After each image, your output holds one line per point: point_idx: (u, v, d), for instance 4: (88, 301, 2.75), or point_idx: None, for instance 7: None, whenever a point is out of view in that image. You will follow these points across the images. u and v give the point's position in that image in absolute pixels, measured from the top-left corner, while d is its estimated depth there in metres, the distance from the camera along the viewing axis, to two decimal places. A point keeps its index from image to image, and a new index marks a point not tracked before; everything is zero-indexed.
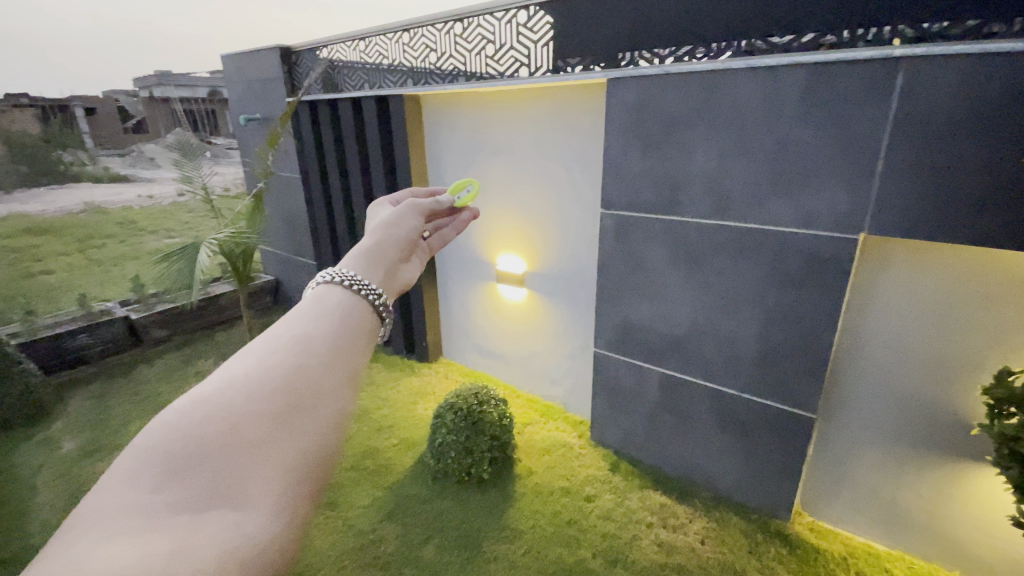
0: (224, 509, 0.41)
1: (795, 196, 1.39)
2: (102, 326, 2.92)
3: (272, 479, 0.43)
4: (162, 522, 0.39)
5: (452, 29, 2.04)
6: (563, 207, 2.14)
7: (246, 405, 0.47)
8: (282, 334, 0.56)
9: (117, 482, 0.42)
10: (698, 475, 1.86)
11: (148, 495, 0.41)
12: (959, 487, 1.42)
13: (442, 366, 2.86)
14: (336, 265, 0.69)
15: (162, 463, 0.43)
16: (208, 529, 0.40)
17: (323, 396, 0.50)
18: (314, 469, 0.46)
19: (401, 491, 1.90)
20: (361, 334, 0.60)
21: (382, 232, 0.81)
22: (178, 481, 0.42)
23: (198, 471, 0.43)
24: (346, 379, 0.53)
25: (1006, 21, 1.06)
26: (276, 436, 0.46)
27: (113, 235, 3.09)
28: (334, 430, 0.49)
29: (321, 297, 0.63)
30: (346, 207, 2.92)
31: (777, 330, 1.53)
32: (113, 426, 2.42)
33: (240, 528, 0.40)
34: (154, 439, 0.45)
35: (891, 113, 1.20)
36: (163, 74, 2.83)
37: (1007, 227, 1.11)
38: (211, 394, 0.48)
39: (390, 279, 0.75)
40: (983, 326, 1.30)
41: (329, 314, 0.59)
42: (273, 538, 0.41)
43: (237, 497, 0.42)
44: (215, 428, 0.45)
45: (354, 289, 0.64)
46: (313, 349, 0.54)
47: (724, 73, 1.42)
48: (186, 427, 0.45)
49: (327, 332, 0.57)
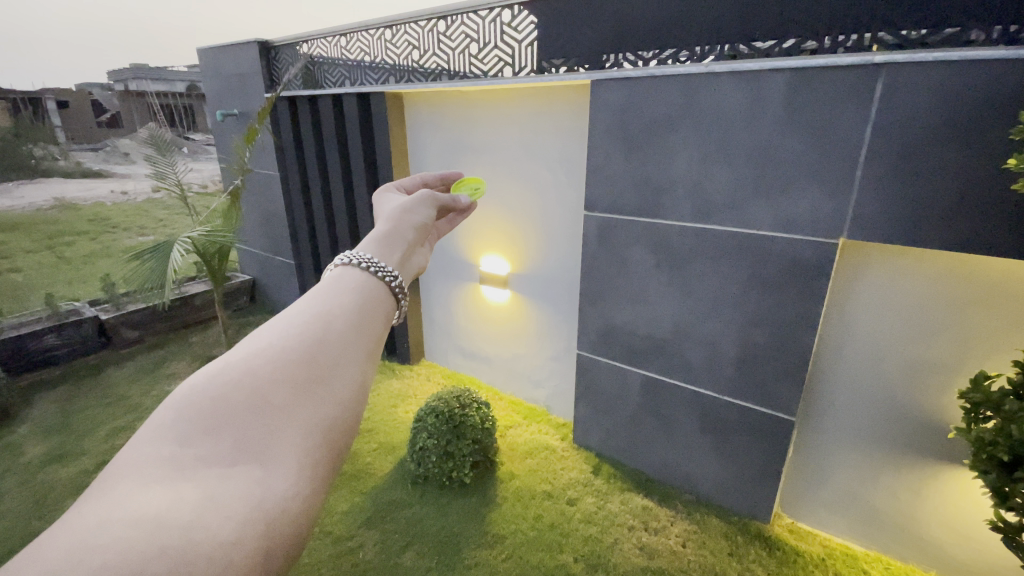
0: (251, 466, 0.43)
1: (776, 201, 1.40)
2: (70, 327, 2.81)
3: (296, 442, 0.45)
4: (195, 474, 0.42)
5: (435, 26, 2.01)
6: (547, 208, 2.13)
7: (272, 372, 0.48)
8: (305, 307, 0.57)
9: (151, 436, 0.44)
10: (678, 478, 1.86)
11: (180, 448, 0.43)
12: (934, 488, 1.45)
13: (423, 368, 2.82)
14: (353, 248, 0.67)
15: (193, 420, 0.44)
16: (236, 484, 0.42)
17: (344, 367, 0.52)
18: (334, 436, 0.48)
19: (380, 496, 1.86)
20: (379, 312, 0.60)
21: (397, 217, 0.78)
22: (208, 438, 0.44)
23: (226, 429, 0.44)
24: (365, 354, 0.55)
25: (984, 29, 1.09)
26: (299, 402, 0.47)
27: (84, 233, 2.96)
28: (353, 401, 0.51)
29: (337, 277, 0.62)
30: (325, 206, 2.87)
31: (757, 333, 1.54)
32: (81, 430, 2.33)
33: (266, 484, 0.42)
34: (185, 398, 0.46)
35: (872, 119, 1.21)
36: (138, 67, 2.77)
37: (983, 232, 1.13)
38: (236, 361, 0.50)
39: (406, 264, 0.72)
40: (959, 329, 1.32)
41: (347, 291, 0.59)
42: (296, 497, 0.43)
43: (263, 456, 0.44)
44: (242, 391, 0.46)
45: (370, 270, 0.63)
46: (334, 322, 0.55)
47: (708, 77, 1.42)
48: (216, 388, 0.46)
49: (346, 307, 0.58)
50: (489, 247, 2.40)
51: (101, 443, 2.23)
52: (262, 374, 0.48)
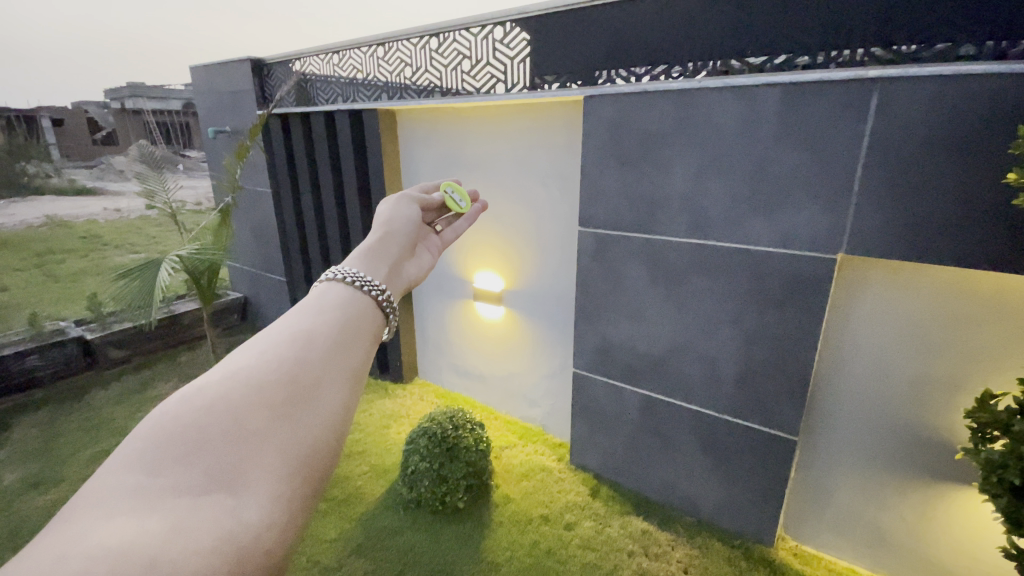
0: (222, 496, 0.40)
1: (771, 216, 1.39)
2: (54, 347, 2.76)
3: (272, 469, 0.42)
4: (163, 504, 0.38)
5: (428, 44, 2.01)
6: (541, 223, 2.11)
7: (249, 397, 0.45)
8: (285, 329, 0.54)
9: (120, 465, 0.41)
10: (680, 499, 1.81)
11: (148, 478, 0.39)
12: (942, 510, 1.41)
13: (416, 387, 2.77)
14: (340, 264, 0.65)
15: (163, 448, 0.41)
16: (205, 515, 0.38)
17: (324, 391, 0.49)
18: (312, 462, 0.45)
19: (372, 523, 1.80)
20: (363, 334, 0.57)
21: (382, 230, 0.78)
22: (180, 465, 0.40)
23: (197, 457, 0.41)
24: (348, 377, 0.52)
25: (978, 43, 1.08)
26: (275, 428, 0.44)
27: (73, 250, 2.93)
28: (334, 427, 0.48)
29: (319, 296, 0.60)
30: (317, 221, 2.83)
31: (757, 350, 1.51)
32: (62, 455, 2.25)
33: (238, 514, 0.39)
34: (156, 425, 0.43)
35: (868, 133, 1.20)
36: (134, 87, 2.76)
37: (983, 248, 1.11)
38: (211, 385, 0.46)
39: (394, 275, 0.71)
40: (961, 346, 1.30)
41: (330, 313, 0.57)
42: (270, 527, 0.40)
43: (238, 484, 0.41)
44: (217, 417, 0.43)
45: (355, 285, 0.62)
46: (316, 345, 0.52)
47: (700, 92, 1.41)
48: (190, 414, 0.43)
49: (328, 328, 0.55)
50: (482, 263, 2.37)
51: (83, 468, 2.17)
52: (239, 399, 0.45)
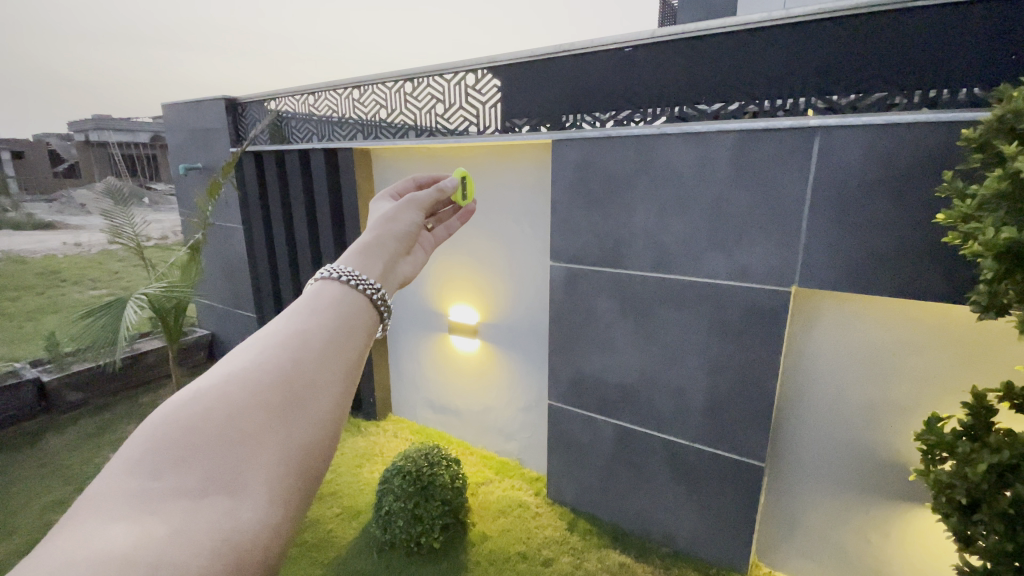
0: (221, 497, 0.37)
1: (729, 252, 1.47)
2: (6, 391, 2.62)
3: (269, 469, 0.39)
4: (163, 507, 0.35)
5: (402, 88, 2.08)
6: (514, 257, 2.16)
7: (246, 397, 0.41)
8: (280, 325, 0.48)
9: (120, 468, 0.38)
10: (654, 530, 1.82)
11: (148, 481, 0.36)
12: (903, 531, 1.47)
13: (391, 424, 2.73)
14: (334, 261, 0.58)
15: (160, 451, 0.38)
16: (204, 518, 0.35)
17: (322, 389, 0.44)
18: (309, 461, 0.41)
19: (344, 567, 1.75)
20: (361, 328, 0.52)
21: (381, 226, 0.68)
22: (178, 468, 0.37)
23: (196, 459, 0.38)
24: (346, 373, 0.47)
25: (906, 94, 1.19)
26: (271, 426, 0.40)
27: (30, 287, 2.80)
28: (333, 424, 0.44)
29: (314, 294, 0.53)
30: (290, 256, 2.82)
31: (722, 379, 1.57)
32: (11, 506, 2.11)
33: (238, 516, 0.36)
34: (156, 427, 0.40)
35: (812, 175, 1.30)
36: (100, 118, 2.72)
37: (920, 280, 1.21)
38: (207, 384, 0.42)
39: (391, 275, 0.63)
40: (912, 370, 1.38)
41: (327, 306, 0.51)
42: (268, 528, 0.37)
43: (237, 485, 0.37)
44: (214, 418, 0.39)
45: (351, 283, 0.54)
46: (313, 339, 0.47)
47: (660, 137, 1.51)
48: (187, 415, 0.40)
49: (326, 322, 0.49)
50: (457, 296, 2.39)
51: (34, 519, 2.03)
52: (235, 398, 0.41)
